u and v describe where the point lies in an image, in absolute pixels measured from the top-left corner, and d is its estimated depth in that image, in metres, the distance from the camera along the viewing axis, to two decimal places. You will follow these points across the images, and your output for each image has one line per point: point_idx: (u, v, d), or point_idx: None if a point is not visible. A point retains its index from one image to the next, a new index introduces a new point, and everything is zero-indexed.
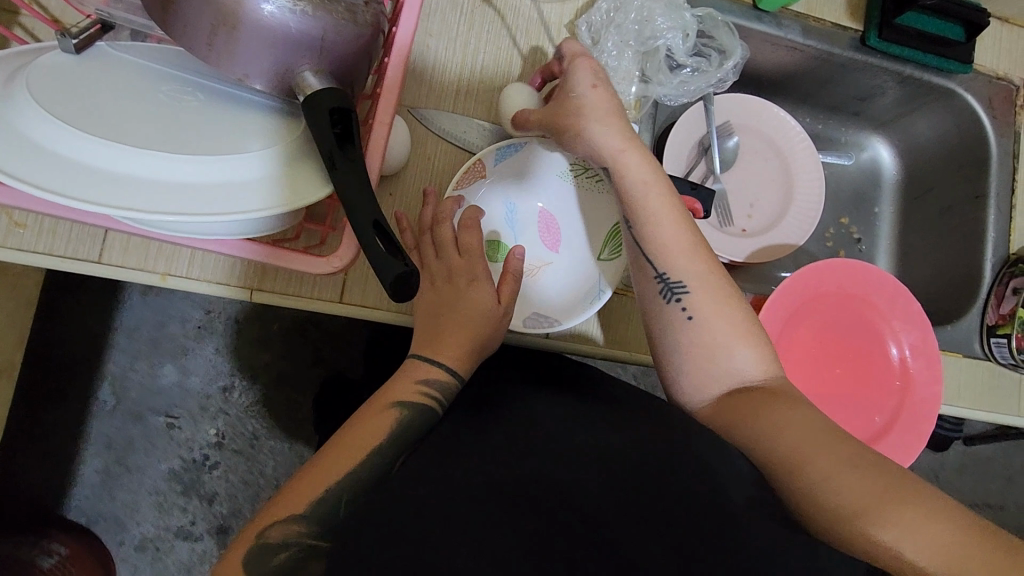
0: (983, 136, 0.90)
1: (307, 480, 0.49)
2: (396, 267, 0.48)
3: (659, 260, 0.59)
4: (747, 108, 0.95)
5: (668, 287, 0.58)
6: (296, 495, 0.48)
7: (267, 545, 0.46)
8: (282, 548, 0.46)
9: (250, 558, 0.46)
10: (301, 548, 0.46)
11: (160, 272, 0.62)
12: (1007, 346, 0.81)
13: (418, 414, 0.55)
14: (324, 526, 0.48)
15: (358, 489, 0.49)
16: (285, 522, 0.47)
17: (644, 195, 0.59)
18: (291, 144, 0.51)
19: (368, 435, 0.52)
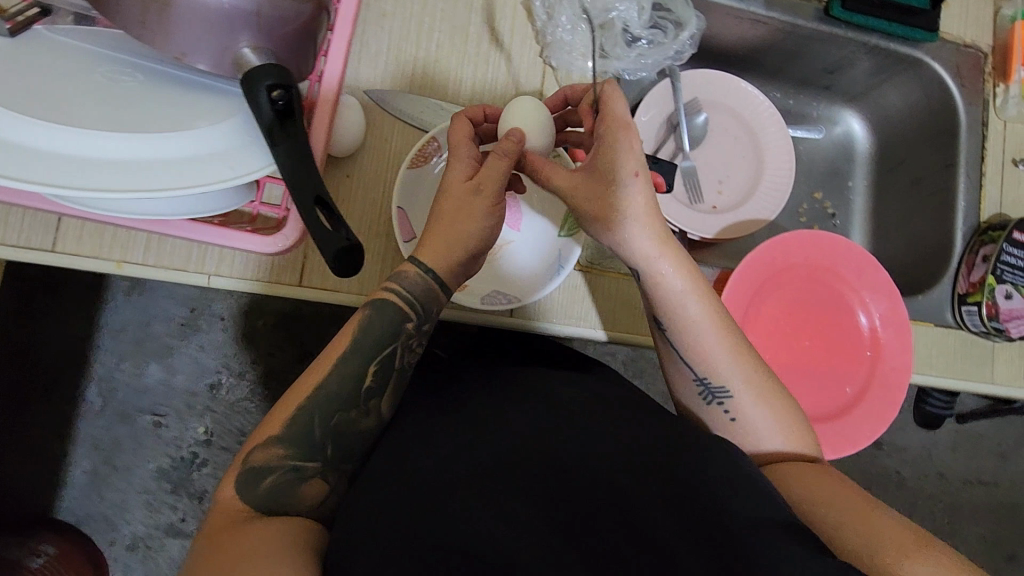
0: (952, 105, 0.90)
1: (286, 400, 0.52)
2: (338, 241, 0.49)
3: (698, 364, 0.59)
4: (716, 83, 0.94)
5: (708, 390, 0.59)
6: (276, 418, 0.51)
7: (253, 470, 0.49)
8: (268, 475, 0.49)
9: (241, 484, 0.49)
10: (286, 472, 0.50)
11: (115, 259, 0.62)
12: (977, 314, 0.82)
13: (385, 316, 0.54)
14: (296, 457, 0.50)
15: (332, 409, 0.52)
16: (268, 446, 0.50)
17: (684, 308, 0.58)
18: (234, 119, 0.49)
19: (336, 347, 0.53)
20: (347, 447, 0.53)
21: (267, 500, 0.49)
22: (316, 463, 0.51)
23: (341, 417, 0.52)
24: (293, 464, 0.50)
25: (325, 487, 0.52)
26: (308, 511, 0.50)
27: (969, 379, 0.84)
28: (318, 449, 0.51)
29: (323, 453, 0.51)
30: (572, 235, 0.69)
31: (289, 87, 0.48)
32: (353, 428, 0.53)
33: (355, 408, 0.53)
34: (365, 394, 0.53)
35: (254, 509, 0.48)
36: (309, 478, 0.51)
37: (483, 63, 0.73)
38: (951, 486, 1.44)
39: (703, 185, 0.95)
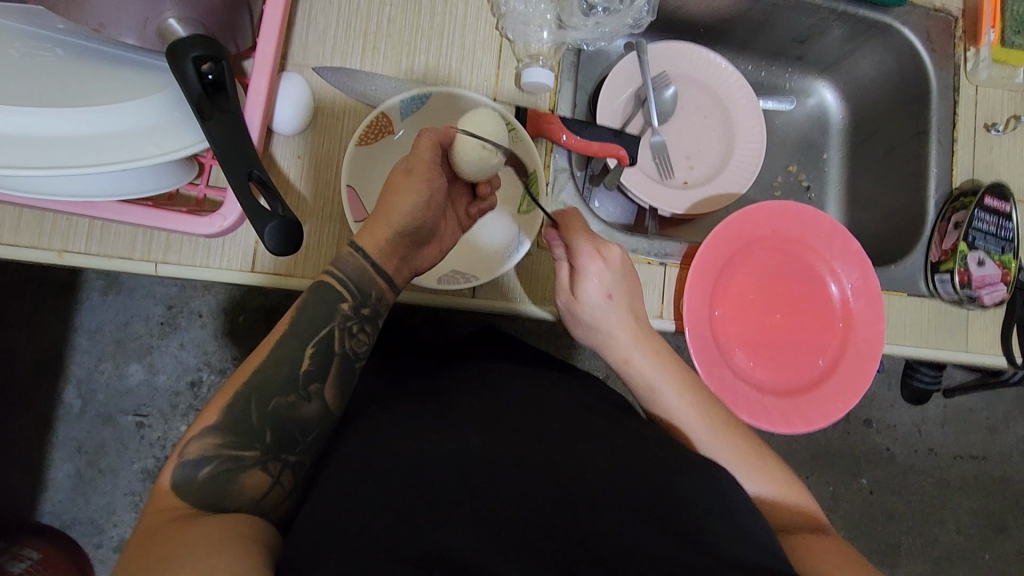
0: (923, 70, 0.88)
1: (227, 389, 0.51)
2: (275, 217, 0.47)
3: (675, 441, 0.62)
4: (683, 55, 0.92)
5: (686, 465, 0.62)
6: (211, 410, 0.50)
7: (187, 461, 0.47)
8: (205, 465, 0.47)
9: (176, 477, 0.47)
10: (225, 462, 0.48)
11: (57, 250, 0.60)
12: (950, 281, 0.81)
13: (321, 297, 0.54)
14: (244, 439, 0.49)
15: (271, 392, 0.50)
16: (203, 437, 0.48)
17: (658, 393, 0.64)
18: (159, 94, 0.47)
19: (273, 331, 0.53)
20: (289, 434, 0.51)
21: (205, 492, 0.47)
22: (254, 451, 0.49)
23: (279, 400, 0.50)
24: (230, 455, 0.48)
25: (268, 479, 0.49)
26: (248, 504, 0.48)
27: (943, 347, 0.83)
28: (256, 436, 0.49)
29: (260, 438, 0.49)
30: (532, 210, 0.69)
31: (219, 59, 0.46)
32: (293, 414, 0.51)
33: (295, 392, 0.51)
34: (304, 376, 0.52)
35: (191, 503, 0.45)
36: (248, 468, 0.48)
37: (436, 37, 0.71)
38: (940, 460, 1.44)
39: (673, 160, 0.93)
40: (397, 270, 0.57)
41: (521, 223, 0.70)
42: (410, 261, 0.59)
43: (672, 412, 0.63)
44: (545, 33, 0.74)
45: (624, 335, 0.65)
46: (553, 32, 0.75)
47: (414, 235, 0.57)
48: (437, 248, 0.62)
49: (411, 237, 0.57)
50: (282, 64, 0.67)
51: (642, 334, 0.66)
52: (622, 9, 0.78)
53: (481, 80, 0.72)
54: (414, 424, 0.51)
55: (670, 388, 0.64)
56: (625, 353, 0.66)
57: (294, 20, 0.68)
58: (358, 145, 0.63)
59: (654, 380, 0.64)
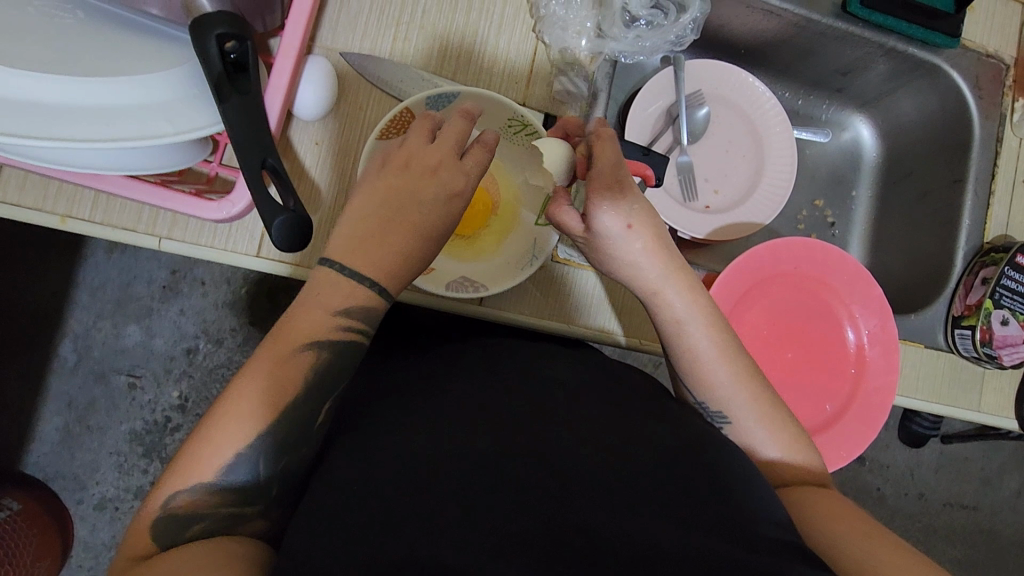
0: (968, 117, 0.85)
1: (210, 441, 0.46)
2: (284, 212, 0.45)
3: (697, 387, 0.57)
4: (720, 76, 0.89)
5: (708, 416, 0.57)
6: (203, 461, 0.45)
7: (176, 518, 0.45)
8: (198, 519, 0.45)
9: (164, 530, 0.45)
10: (223, 514, 0.46)
11: (60, 214, 0.59)
12: (970, 338, 0.78)
13: (340, 352, 0.50)
14: (245, 493, 0.47)
15: (277, 450, 0.47)
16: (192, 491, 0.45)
17: (696, 374, 0.57)
18: (178, 68, 0.45)
19: (270, 385, 0.47)
20: (288, 478, 0.49)
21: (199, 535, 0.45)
22: (256, 503, 0.48)
23: (286, 459, 0.48)
24: (229, 509, 0.47)
25: (263, 518, 0.49)
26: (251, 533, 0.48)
27: (955, 405, 0.81)
28: (261, 492, 0.48)
29: (265, 493, 0.48)
30: (549, 223, 0.65)
31: (243, 39, 0.45)
32: (292, 462, 0.49)
33: (303, 439, 0.49)
34: (315, 417, 0.50)
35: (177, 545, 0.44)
36: (247, 518, 0.47)
37: (470, 33, 0.69)
38: (929, 507, 1.42)
39: (698, 183, 0.91)
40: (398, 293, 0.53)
41: (537, 237, 0.66)
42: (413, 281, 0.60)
43: (699, 355, 0.57)
44: (584, 41, 0.72)
45: (654, 263, 0.58)
46: (592, 40, 0.72)
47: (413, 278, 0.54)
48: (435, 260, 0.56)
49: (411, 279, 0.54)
50: (310, 46, 0.65)
51: (671, 261, 0.58)
52: (666, 24, 0.76)
53: (511, 81, 0.70)
54: (413, 425, 0.48)
55: (700, 328, 0.57)
56: (654, 286, 0.58)
57: (326, 2, 0.65)
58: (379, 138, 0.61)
59: (685, 316, 0.57)
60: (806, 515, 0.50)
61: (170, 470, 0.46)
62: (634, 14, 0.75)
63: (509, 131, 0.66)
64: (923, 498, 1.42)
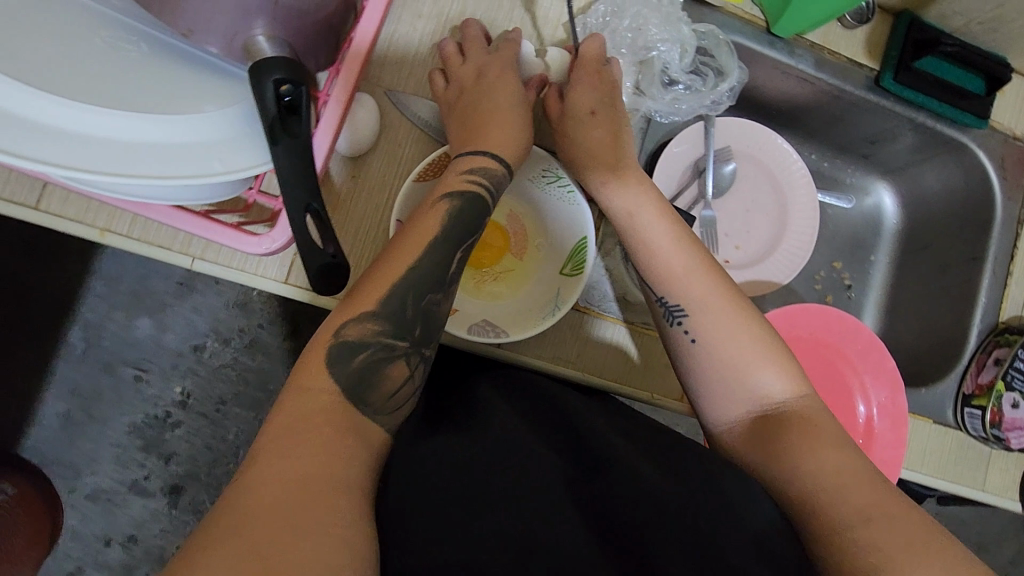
0: (991, 196, 0.86)
1: (372, 280, 0.52)
2: (324, 257, 0.46)
3: (666, 291, 0.64)
4: (750, 135, 0.91)
5: (668, 310, 0.63)
6: (372, 292, 0.51)
7: (346, 339, 0.49)
8: (362, 347, 0.49)
9: (332, 352, 0.48)
10: (379, 348, 0.50)
11: (99, 227, 0.60)
12: (980, 419, 0.79)
13: (467, 202, 0.58)
14: (398, 325, 0.51)
15: (425, 289, 0.53)
16: (361, 323, 0.50)
17: (699, 314, 0.62)
18: (234, 108, 0.47)
19: (422, 230, 0.55)
20: (432, 330, 0.53)
21: (355, 377, 0.48)
22: (405, 343, 0.51)
23: (431, 298, 0.53)
24: (386, 341, 0.50)
25: (405, 373, 0.51)
26: (385, 392, 0.49)
27: (960, 483, 0.81)
28: (410, 328, 0.51)
29: (412, 332, 0.51)
30: (574, 275, 0.66)
31: (298, 84, 0.45)
32: (437, 313, 0.53)
33: (441, 291, 0.54)
34: (447, 277, 0.54)
35: (341, 380, 0.47)
36: (396, 359, 0.50)
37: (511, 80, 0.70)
38: None
39: (720, 237, 0.92)
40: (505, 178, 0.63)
41: (560, 286, 0.67)
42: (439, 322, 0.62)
43: (710, 331, 0.61)
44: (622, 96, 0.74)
45: (654, 217, 0.66)
46: (630, 97, 0.75)
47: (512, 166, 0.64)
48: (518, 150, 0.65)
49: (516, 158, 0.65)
50: None
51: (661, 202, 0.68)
52: (704, 90, 0.77)
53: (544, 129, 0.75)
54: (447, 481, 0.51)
55: (708, 287, 0.63)
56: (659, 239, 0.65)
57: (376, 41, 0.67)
58: (417, 180, 0.63)
59: (704, 297, 0.62)
60: None
61: (346, 301, 0.52)
62: (673, 77, 0.76)
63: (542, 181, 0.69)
64: None
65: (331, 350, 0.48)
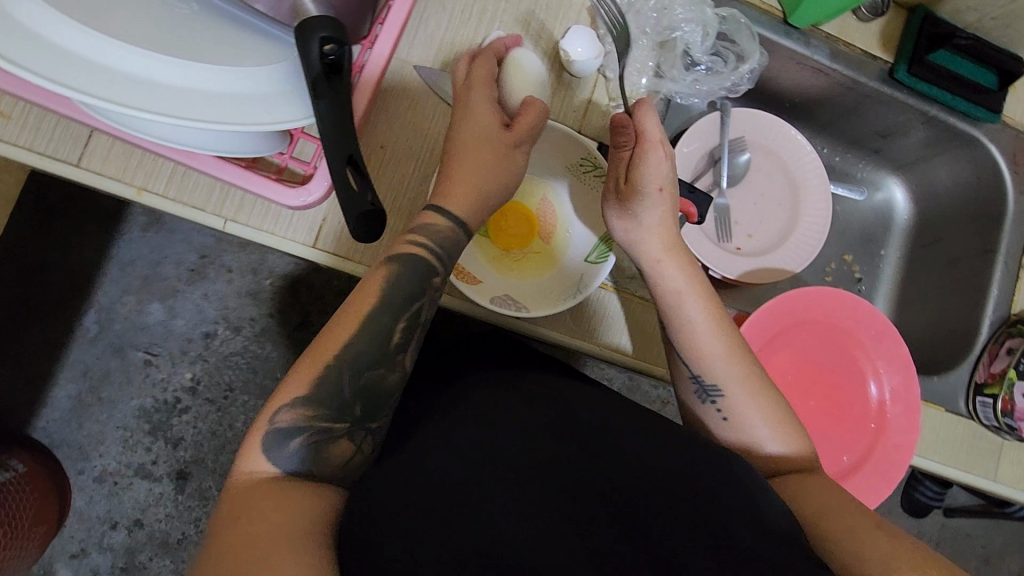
0: (1002, 191, 0.87)
1: (311, 354, 0.50)
2: (362, 205, 0.48)
3: (693, 366, 0.59)
4: (765, 127, 0.93)
5: (703, 388, 0.59)
6: (316, 352, 0.50)
7: (279, 430, 0.47)
8: (298, 434, 0.47)
9: (268, 444, 0.46)
10: (316, 433, 0.48)
11: (136, 186, 0.62)
12: (992, 407, 0.79)
13: (413, 266, 0.54)
14: (336, 405, 0.49)
15: (366, 364, 0.50)
16: (294, 408, 0.48)
17: (733, 403, 0.58)
18: (282, 65, 0.50)
19: (365, 297, 0.52)
20: (376, 406, 0.51)
21: (297, 463, 0.47)
22: (345, 424, 0.49)
23: (372, 373, 0.50)
24: (327, 422, 0.48)
25: (352, 445, 0.50)
26: (333, 472, 0.48)
27: (971, 472, 0.81)
28: (346, 408, 0.49)
29: (352, 410, 0.50)
30: (598, 262, 0.68)
31: (342, 43, 0.47)
32: (379, 384, 0.51)
33: (384, 363, 0.51)
34: (393, 346, 0.52)
35: (284, 471, 0.46)
36: (337, 439, 0.49)
37: (536, 62, 0.72)
38: None
39: (733, 226, 0.93)
40: None
41: (585, 271, 0.68)
42: (463, 288, 0.63)
43: (742, 424, 0.58)
44: (643, 79, 0.76)
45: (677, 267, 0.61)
46: (650, 80, 0.76)
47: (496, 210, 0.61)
48: None
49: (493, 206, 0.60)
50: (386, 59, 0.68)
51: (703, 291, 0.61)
52: (725, 72, 0.80)
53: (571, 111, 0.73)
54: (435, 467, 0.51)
55: (739, 388, 0.58)
56: (693, 330, 0.60)
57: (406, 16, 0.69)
58: None
59: (733, 390, 0.58)
60: None
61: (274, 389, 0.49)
62: (694, 59, 0.80)
63: (578, 169, 0.70)
64: None
65: (266, 440, 0.47)
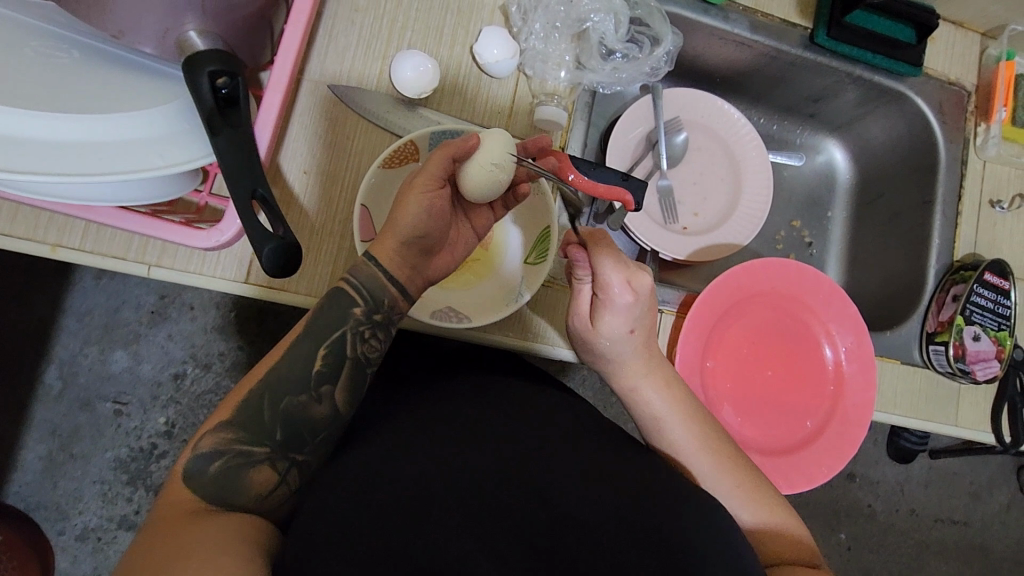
0: (933, 141, 0.89)
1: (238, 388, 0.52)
2: (274, 238, 0.47)
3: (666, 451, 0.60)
4: (699, 104, 0.93)
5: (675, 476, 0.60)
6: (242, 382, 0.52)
7: (200, 454, 0.49)
8: (216, 458, 0.49)
9: (190, 469, 0.48)
10: (235, 455, 0.49)
11: (50, 243, 0.60)
12: (944, 354, 0.81)
13: (335, 302, 0.54)
14: (252, 430, 0.50)
15: (284, 392, 0.51)
16: (217, 431, 0.50)
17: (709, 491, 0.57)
18: (174, 104, 0.48)
19: (291, 331, 0.54)
20: (300, 437, 0.52)
21: (215, 486, 0.48)
22: (264, 448, 0.50)
23: (291, 400, 0.51)
24: (245, 445, 0.50)
25: (274, 472, 0.50)
26: (253, 500, 0.49)
27: (932, 420, 0.83)
28: (267, 434, 0.50)
29: (271, 436, 0.50)
30: (538, 263, 0.67)
31: (235, 74, 0.46)
32: (304, 415, 0.52)
33: (307, 393, 0.52)
34: (316, 377, 0.52)
35: (203, 497, 0.47)
36: (258, 465, 0.50)
37: (454, 67, 0.71)
38: (919, 522, 1.43)
39: (678, 207, 0.94)
40: (409, 279, 0.56)
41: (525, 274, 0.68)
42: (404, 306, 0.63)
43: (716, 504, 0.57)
44: (562, 72, 0.75)
45: (636, 359, 0.61)
46: (570, 72, 0.76)
47: (423, 247, 0.56)
48: (450, 257, 0.61)
49: (418, 246, 0.55)
50: (299, 78, 0.66)
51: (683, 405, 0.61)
52: (641, 58, 0.81)
53: (494, 111, 0.72)
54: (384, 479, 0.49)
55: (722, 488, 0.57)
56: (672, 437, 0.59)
57: (314, 36, 0.68)
58: (381, 167, 0.63)
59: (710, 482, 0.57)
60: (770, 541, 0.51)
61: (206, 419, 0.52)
62: (610, 48, 0.80)
63: None
64: (911, 512, 1.42)
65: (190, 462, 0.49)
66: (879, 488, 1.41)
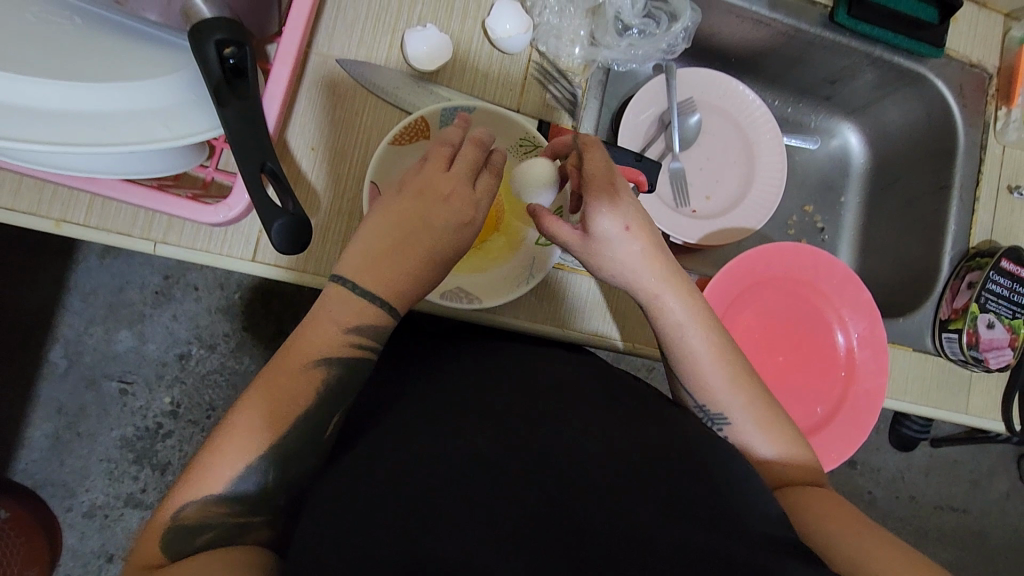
0: (952, 124, 0.87)
1: (216, 458, 0.45)
2: (284, 214, 0.46)
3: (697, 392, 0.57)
4: (712, 84, 0.91)
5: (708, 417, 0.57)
6: (221, 462, 0.45)
7: (184, 528, 0.45)
8: (205, 532, 0.45)
9: (172, 538, 0.44)
10: (227, 529, 0.46)
11: (54, 218, 0.59)
12: (958, 341, 0.80)
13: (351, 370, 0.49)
14: (249, 505, 0.46)
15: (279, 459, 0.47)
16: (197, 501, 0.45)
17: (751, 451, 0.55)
18: (181, 74, 0.46)
19: (280, 399, 0.47)
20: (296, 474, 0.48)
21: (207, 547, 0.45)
22: (264, 514, 0.47)
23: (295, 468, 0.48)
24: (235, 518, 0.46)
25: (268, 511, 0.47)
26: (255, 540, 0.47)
27: (944, 407, 0.82)
28: (267, 500, 0.47)
29: (271, 503, 0.47)
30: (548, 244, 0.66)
31: (243, 45, 0.45)
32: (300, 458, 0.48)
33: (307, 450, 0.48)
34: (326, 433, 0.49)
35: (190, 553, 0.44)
36: (256, 527, 0.47)
37: (466, 42, 0.70)
38: (919, 509, 1.43)
39: (689, 189, 0.92)
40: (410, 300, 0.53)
41: (534, 255, 0.67)
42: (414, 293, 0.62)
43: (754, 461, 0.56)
44: (576, 49, 0.74)
45: (651, 272, 0.56)
46: (585, 49, 0.75)
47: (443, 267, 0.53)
48: None
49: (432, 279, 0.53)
50: (307, 52, 0.65)
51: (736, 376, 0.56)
52: (659, 33, 0.79)
53: (506, 89, 0.71)
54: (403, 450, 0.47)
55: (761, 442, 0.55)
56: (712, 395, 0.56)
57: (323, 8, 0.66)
58: (391, 144, 0.62)
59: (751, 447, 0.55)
60: (802, 526, 0.50)
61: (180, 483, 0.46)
62: (626, 22, 0.78)
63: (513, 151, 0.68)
64: (911, 499, 1.42)
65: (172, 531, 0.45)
66: (880, 476, 1.41)
